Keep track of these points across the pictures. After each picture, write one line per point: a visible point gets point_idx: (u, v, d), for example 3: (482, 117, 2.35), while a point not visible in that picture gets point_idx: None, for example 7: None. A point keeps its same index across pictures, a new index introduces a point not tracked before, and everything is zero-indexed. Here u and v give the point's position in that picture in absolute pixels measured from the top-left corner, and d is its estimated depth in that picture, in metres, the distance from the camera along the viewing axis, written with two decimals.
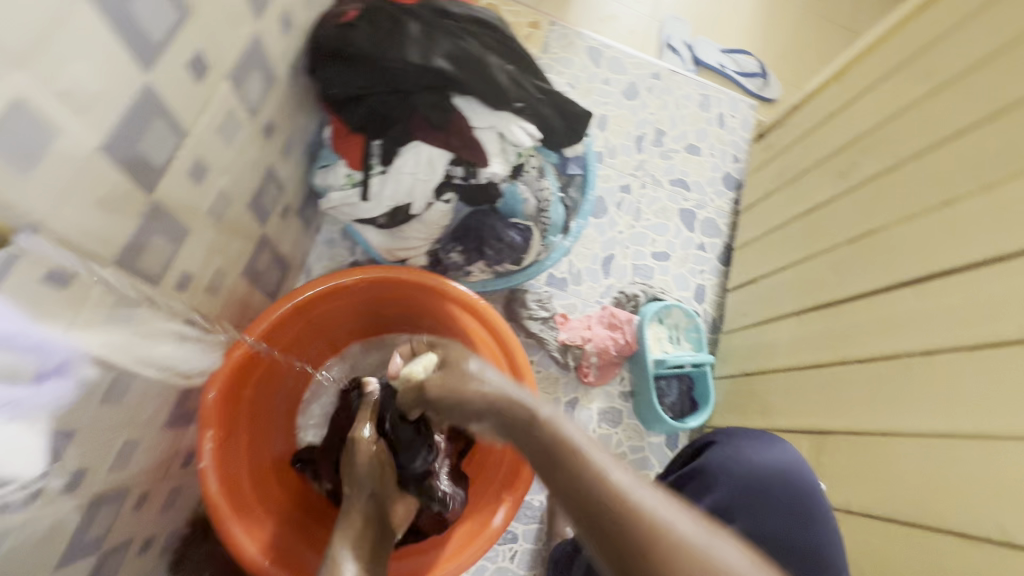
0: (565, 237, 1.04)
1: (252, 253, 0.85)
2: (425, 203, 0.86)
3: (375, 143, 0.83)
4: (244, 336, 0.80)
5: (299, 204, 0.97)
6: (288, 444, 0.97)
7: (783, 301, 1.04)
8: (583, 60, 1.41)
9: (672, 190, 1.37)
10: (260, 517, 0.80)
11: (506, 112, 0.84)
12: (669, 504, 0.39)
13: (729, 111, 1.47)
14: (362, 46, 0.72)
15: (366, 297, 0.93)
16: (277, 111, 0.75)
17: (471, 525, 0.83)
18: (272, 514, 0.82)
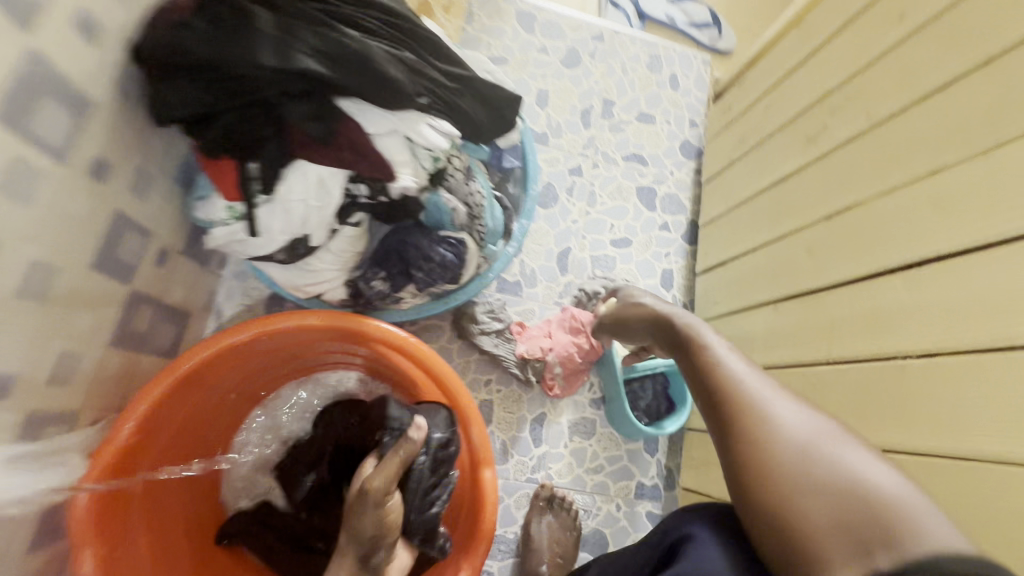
0: (507, 244, 0.93)
1: (122, 318, 0.70)
2: (326, 231, 0.72)
3: (250, 167, 0.65)
4: (121, 425, 0.65)
5: (183, 244, 0.80)
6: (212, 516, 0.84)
7: (755, 288, 0.93)
8: (514, 28, 1.24)
9: (627, 167, 1.23)
10: None
11: (411, 110, 0.68)
12: (781, 402, 0.50)
13: (682, 69, 1.32)
14: (198, 50, 0.55)
15: (277, 348, 0.78)
16: (108, 146, 0.59)
17: None
18: None
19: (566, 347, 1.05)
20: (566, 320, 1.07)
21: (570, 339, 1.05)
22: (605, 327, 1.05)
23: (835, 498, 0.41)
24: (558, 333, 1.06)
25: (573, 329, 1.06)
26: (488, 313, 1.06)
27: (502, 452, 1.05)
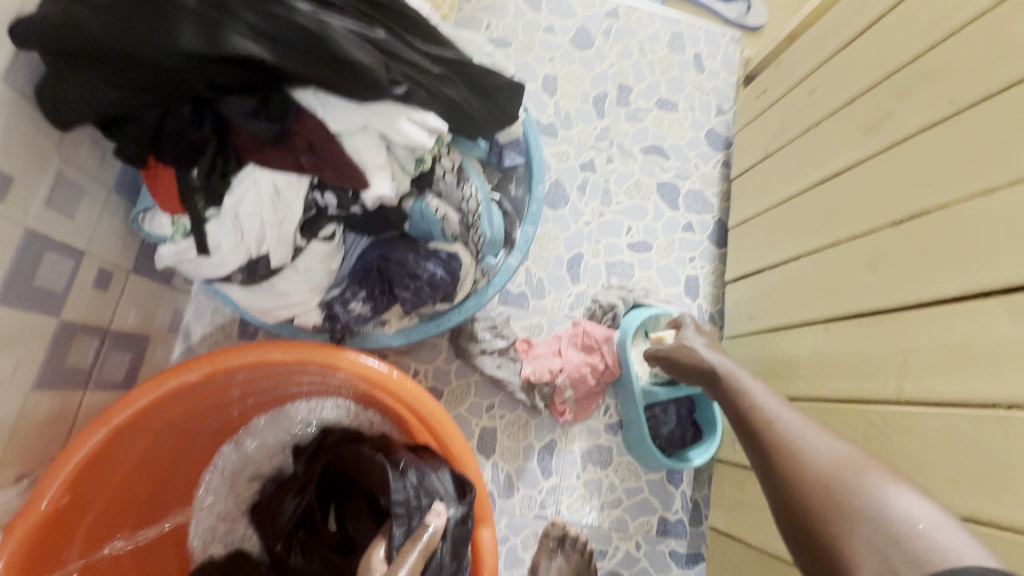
0: (510, 254, 0.80)
1: (51, 354, 0.59)
2: (289, 250, 0.60)
3: (192, 173, 0.55)
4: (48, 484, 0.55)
5: (132, 261, 0.70)
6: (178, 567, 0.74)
7: (799, 303, 0.79)
8: (518, 5, 1.10)
9: (646, 161, 1.10)
10: None
11: (384, 102, 0.56)
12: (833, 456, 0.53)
13: (707, 49, 1.18)
14: (97, 31, 0.42)
15: (242, 383, 0.68)
16: (5, 153, 0.47)
17: None
18: None
19: (577, 367, 0.93)
20: (578, 336, 0.95)
21: (582, 358, 0.94)
22: (621, 344, 0.93)
23: (879, 531, 0.45)
24: (569, 351, 0.94)
25: (586, 346, 0.94)
26: (489, 329, 0.95)
27: (507, 486, 0.93)
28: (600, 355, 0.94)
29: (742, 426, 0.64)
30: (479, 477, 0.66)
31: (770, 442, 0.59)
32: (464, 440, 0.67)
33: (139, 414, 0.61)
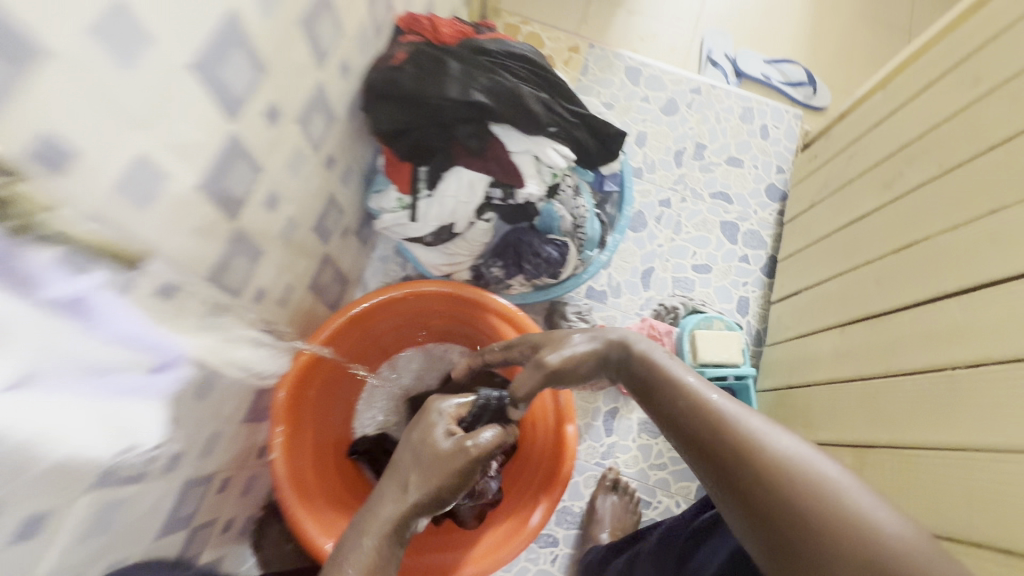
0: (602, 252, 1.10)
1: (316, 271, 0.95)
2: (466, 223, 0.94)
3: (421, 169, 0.90)
4: (308, 344, 0.88)
5: (356, 225, 1.06)
6: (346, 439, 1.05)
7: (825, 313, 1.03)
8: (622, 80, 1.46)
9: (713, 203, 1.37)
10: (321, 506, 0.88)
11: (541, 136, 0.90)
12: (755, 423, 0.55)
13: (773, 121, 1.46)
14: (408, 86, 0.80)
15: (414, 308, 1.00)
16: (337, 146, 0.85)
17: (511, 522, 0.88)
18: (332, 503, 0.91)
19: None
20: (645, 328, 1.21)
21: None
22: (679, 338, 1.20)
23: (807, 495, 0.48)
24: None
25: (651, 336, 1.20)
26: (576, 313, 1.24)
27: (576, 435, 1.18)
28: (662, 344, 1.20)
29: (652, 393, 0.65)
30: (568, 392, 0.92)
31: (682, 410, 0.60)
32: None
33: (358, 313, 0.94)
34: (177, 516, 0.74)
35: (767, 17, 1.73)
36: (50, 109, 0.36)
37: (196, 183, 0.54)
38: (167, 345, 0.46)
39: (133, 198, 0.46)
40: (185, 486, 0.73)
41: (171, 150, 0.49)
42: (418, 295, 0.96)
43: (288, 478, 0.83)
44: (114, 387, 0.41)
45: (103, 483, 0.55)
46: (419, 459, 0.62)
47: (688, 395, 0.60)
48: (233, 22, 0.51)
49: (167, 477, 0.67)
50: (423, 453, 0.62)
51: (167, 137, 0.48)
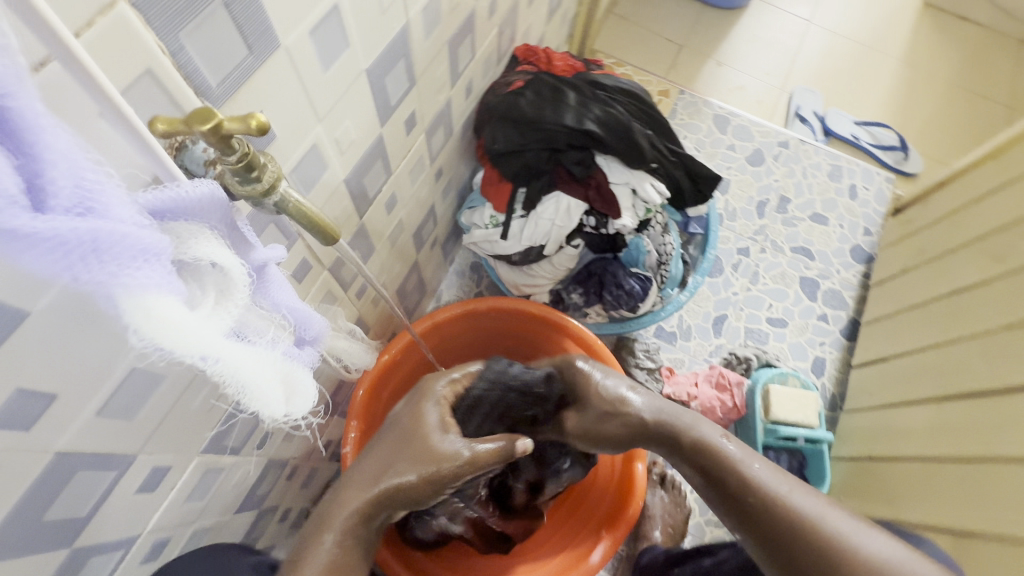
0: (681, 291, 1.08)
1: (406, 275, 0.98)
2: (556, 246, 0.95)
3: (520, 191, 0.92)
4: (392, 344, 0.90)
5: (444, 237, 1.10)
6: None
7: (920, 386, 0.98)
8: (709, 127, 1.47)
9: (794, 257, 1.34)
10: None
11: (642, 171, 0.92)
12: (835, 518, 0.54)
13: (862, 182, 1.43)
14: (527, 110, 0.86)
15: (492, 323, 1.01)
16: (447, 160, 0.90)
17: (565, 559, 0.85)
18: None
19: (710, 399, 1.14)
20: (713, 376, 1.17)
21: (715, 393, 1.15)
22: (750, 390, 1.14)
23: None
24: (704, 385, 1.16)
25: (719, 384, 1.15)
26: (644, 351, 1.21)
27: None
28: (730, 395, 1.15)
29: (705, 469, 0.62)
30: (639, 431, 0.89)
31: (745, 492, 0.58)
32: None
33: (440, 321, 0.96)
34: (254, 494, 0.76)
35: (856, 82, 1.73)
36: (268, 92, 0.41)
37: (343, 175, 0.58)
38: (318, 322, 0.43)
39: (299, 181, 0.51)
40: (268, 465, 0.75)
41: (335, 144, 0.54)
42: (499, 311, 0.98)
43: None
44: (285, 351, 0.37)
45: (214, 446, 0.58)
46: (406, 441, 0.60)
47: (756, 488, 0.57)
48: (402, 35, 0.56)
49: (258, 452, 0.70)
50: (410, 432, 0.60)
51: (336, 130, 0.52)
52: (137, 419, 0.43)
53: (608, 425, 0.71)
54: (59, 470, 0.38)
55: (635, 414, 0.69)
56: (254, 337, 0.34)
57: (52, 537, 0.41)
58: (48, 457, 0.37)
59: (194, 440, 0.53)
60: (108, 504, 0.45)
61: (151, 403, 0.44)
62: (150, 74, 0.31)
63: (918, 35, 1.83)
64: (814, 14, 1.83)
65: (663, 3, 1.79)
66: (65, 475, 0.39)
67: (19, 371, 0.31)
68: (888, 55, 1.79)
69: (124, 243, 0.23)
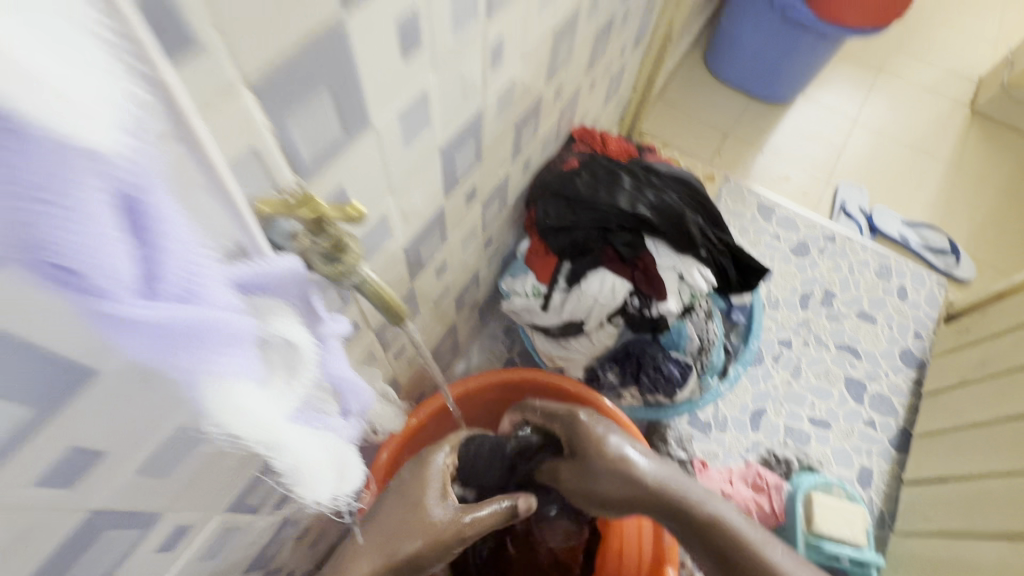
0: (721, 381, 1.04)
1: (442, 337, 0.98)
2: (597, 322, 0.94)
3: (565, 265, 0.93)
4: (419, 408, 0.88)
5: (482, 301, 1.10)
6: None
7: (986, 517, 0.89)
8: (753, 214, 1.48)
9: (839, 355, 1.29)
10: None
11: (690, 256, 0.91)
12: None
13: (912, 283, 1.39)
14: (582, 190, 0.90)
15: (520, 397, 0.97)
16: (497, 229, 0.91)
17: None
18: None
19: (747, 500, 1.06)
20: (750, 475, 1.10)
21: (751, 494, 1.07)
22: (790, 496, 1.07)
23: None
24: (739, 484, 1.08)
25: (756, 485, 1.08)
26: (676, 440, 1.17)
27: None
28: (767, 499, 1.07)
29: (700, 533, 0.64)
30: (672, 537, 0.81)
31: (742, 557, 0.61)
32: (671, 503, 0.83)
33: (471, 389, 0.93)
34: (263, 554, 0.72)
35: (903, 181, 1.73)
36: (354, 168, 0.42)
37: (403, 243, 0.59)
38: (365, 391, 0.39)
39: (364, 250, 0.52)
40: (281, 525, 0.71)
41: (402, 215, 0.55)
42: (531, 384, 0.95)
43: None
44: (326, 425, 0.34)
45: (235, 505, 0.56)
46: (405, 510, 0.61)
47: (745, 544, 0.61)
48: (476, 118, 0.59)
49: (275, 512, 0.67)
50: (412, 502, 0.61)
51: (404, 201, 0.53)
52: (172, 477, 0.42)
53: (611, 483, 0.66)
54: (89, 527, 0.37)
55: (641, 476, 0.66)
56: (313, 415, 0.33)
57: None
58: (83, 515, 0.35)
59: (218, 499, 0.51)
60: (125, 564, 0.43)
61: (187, 461, 0.43)
62: (254, 153, 0.32)
63: (967, 142, 1.84)
64: (860, 113, 1.87)
65: (709, 93, 1.86)
66: (93, 533, 0.38)
67: (77, 427, 0.31)
68: (936, 158, 1.79)
69: (215, 328, 0.22)
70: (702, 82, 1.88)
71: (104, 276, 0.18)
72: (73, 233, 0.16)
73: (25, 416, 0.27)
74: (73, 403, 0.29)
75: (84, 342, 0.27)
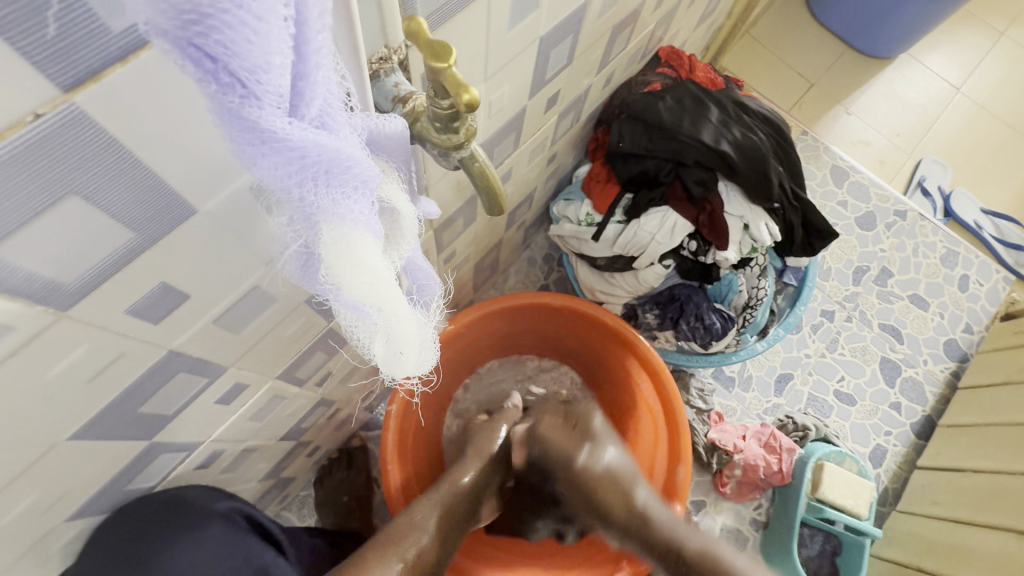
0: (759, 340, 1.00)
1: (488, 251, 0.96)
2: (649, 261, 0.90)
3: (625, 197, 0.89)
4: (460, 317, 0.85)
5: (531, 221, 1.07)
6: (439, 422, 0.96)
7: (994, 511, 0.95)
8: (825, 176, 1.38)
9: (880, 335, 1.24)
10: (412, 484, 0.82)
11: (761, 208, 0.86)
12: None
13: (977, 275, 1.31)
14: (666, 117, 0.83)
15: (554, 320, 0.91)
16: (563, 144, 0.86)
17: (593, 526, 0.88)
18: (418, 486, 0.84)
19: (756, 457, 1.07)
20: (765, 435, 1.09)
21: (762, 452, 1.07)
22: (801, 461, 1.07)
23: None
24: (752, 441, 1.09)
25: (769, 446, 1.08)
26: (698, 390, 1.16)
27: None
28: (777, 459, 1.08)
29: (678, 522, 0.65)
30: (687, 470, 0.80)
31: None
32: (689, 441, 0.80)
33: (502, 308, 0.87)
34: (298, 429, 0.76)
35: (993, 165, 1.59)
36: (459, 36, 0.38)
37: (481, 139, 0.55)
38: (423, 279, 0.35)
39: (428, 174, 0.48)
40: (318, 404, 0.74)
41: (487, 106, 0.50)
42: (572, 312, 0.88)
43: (395, 439, 0.80)
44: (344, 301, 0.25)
45: (287, 374, 0.57)
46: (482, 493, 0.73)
47: None
48: (579, 11, 0.52)
49: (318, 389, 0.69)
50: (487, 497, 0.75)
51: (493, 94, 0.49)
52: (243, 334, 0.42)
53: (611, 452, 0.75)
54: (170, 367, 0.38)
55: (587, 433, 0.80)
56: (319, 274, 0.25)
57: (137, 430, 0.40)
58: (162, 353, 0.36)
59: (276, 364, 0.52)
60: (191, 409, 0.45)
61: (258, 321, 0.43)
62: None
63: None
64: (964, 82, 1.68)
65: (804, 34, 1.66)
66: (167, 374, 0.38)
67: (168, 264, 0.30)
68: None
69: (349, 172, 0.21)
70: (797, 19, 1.68)
71: (256, 77, 0.16)
72: (242, 18, 0.15)
73: (128, 240, 0.27)
74: (169, 239, 0.29)
75: (197, 172, 0.27)
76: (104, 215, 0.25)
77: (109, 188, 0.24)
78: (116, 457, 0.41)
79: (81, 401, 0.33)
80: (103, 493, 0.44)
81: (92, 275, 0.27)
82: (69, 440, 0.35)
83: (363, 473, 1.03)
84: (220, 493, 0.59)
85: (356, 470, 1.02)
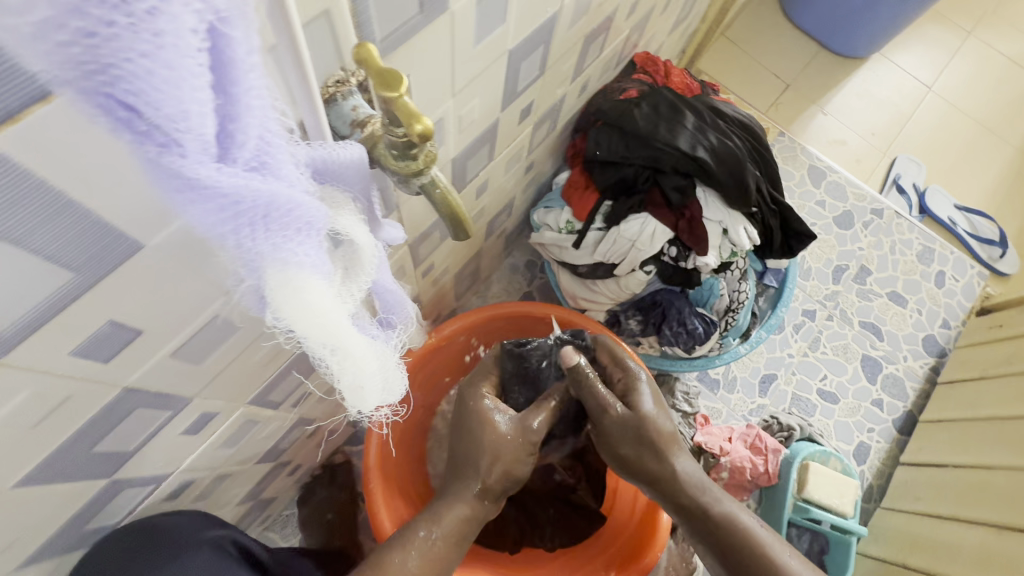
0: (741, 343, 1.00)
1: (468, 261, 0.94)
2: (629, 267, 0.89)
3: (604, 204, 0.89)
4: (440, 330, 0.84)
5: (512, 229, 1.06)
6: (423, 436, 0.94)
7: (978, 506, 0.96)
8: (803, 176, 1.39)
9: (861, 332, 1.26)
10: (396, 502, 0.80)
11: (738, 212, 0.86)
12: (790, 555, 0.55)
13: (953, 271, 1.34)
14: (642, 123, 0.83)
15: (535, 328, 0.90)
16: (540, 153, 0.86)
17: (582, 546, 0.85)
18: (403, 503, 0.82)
19: (742, 459, 1.07)
20: (750, 435, 1.09)
21: (748, 454, 1.08)
22: (786, 461, 1.07)
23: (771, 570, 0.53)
24: (738, 443, 1.09)
25: (754, 447, 1.08)
26: (683, 394, 1.15)
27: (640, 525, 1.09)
28: (763, 460, 1.08)
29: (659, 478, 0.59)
30: None
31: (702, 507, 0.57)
32: None
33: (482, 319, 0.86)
34: (275, 450, 0.74)
35: (965, 162, 1.61)
36: (422, 56, 0.37)
37: (453, 154, 0.54)
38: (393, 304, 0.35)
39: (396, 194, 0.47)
40: (294, 425, 0.72)
41: (457, 122, 0.49)
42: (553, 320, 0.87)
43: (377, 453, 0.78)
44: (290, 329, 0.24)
45: (260, 399, 0.55)
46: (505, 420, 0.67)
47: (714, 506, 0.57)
48: (549, 22, 0.52)
49: (294, 410, 0.68)
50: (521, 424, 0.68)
51: (462, 109, 0.48)
52: (206, 365, 0.41)
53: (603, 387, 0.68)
54: (125, 403, 0.36)
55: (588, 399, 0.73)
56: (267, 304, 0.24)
57: (96, 468, 0.39)
58: (116, 392, 0.34)
59: (245, 390, 0.51)
60: (154, 442, 0.43)
61: (221, 351, 0.41)
62: (326, 18, 0.26)
63: None
64: (936, 81, 1.71)
65: (780, 36, 1.68)
66: (124, 411, 0.36)
67: (114, 302, 0.29)
68: (1005, 141, 1.66)
69: (290, 214, 0.20)
70: (772, 22, 1.70)
71: (176, 126, 0.15)
72: (151, 69, 0.13)
73: (65, 283, 0.25)
74: (112, 278, 0.27)
75: (136, 208, 0.25)
76: (37, 260, 0.23)
77: (40, 233, 0.22)
78: (74, 497, 0.39)
79: (31, 445, 0.31)
80: (62, 533, 0.42)
81: (28, 321, 0.25)
82: (16, 486, 0.33)
83: (347, 490, 1.01)
84: (209, 522, 0.57)
85: (339, 487, 1.00)
